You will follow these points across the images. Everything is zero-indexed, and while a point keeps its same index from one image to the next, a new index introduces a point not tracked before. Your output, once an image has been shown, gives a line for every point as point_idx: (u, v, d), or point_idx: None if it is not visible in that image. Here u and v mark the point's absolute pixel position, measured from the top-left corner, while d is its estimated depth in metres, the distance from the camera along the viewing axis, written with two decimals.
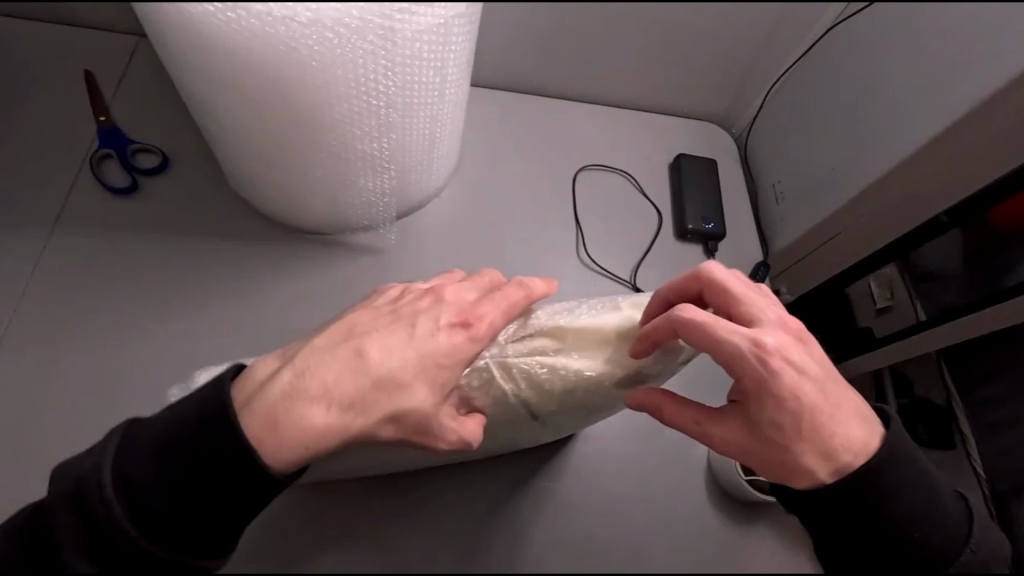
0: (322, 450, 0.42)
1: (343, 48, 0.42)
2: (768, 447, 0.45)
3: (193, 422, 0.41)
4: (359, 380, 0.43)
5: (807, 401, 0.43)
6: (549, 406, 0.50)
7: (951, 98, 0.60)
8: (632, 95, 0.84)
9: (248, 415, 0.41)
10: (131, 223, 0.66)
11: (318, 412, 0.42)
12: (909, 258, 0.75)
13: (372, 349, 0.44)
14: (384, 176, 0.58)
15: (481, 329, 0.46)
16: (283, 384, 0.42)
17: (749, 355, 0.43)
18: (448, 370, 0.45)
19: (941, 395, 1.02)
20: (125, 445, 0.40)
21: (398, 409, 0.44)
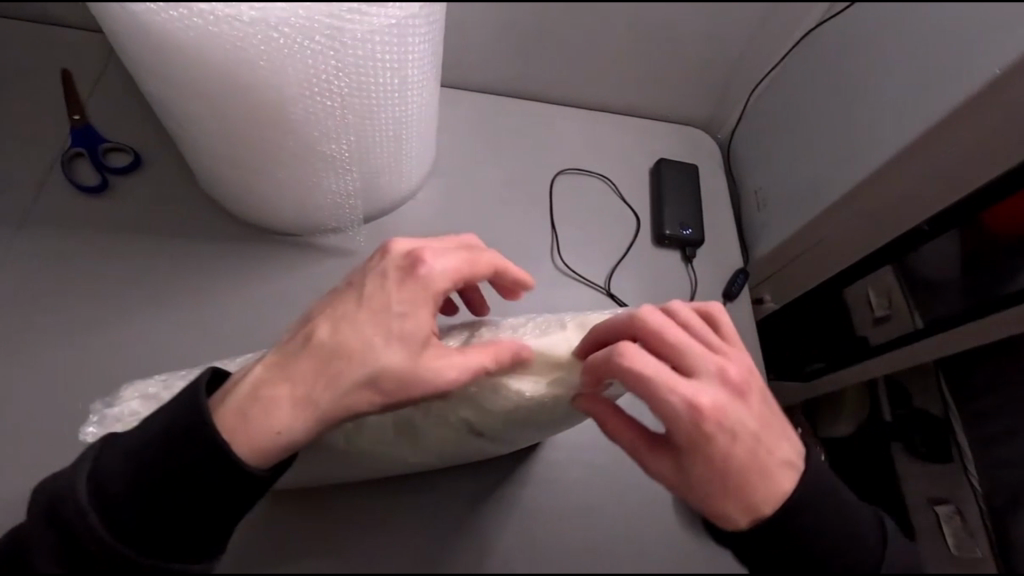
0: (297, 442, 0.44)
1: (291, 49, 0.42)
2: (693, 495, 0.44)
3: (161, 432, 0.42)
4: (316, 360, 0.44)
5: (737, 458, 0.41)
6: (492, 423, 0.49)
7: (927, 101, 0.59)
8: (613, 99, 0.83)
9: (221, 412, 0.44)
10: (100, 221, 0.66)
11: (285, 396, 0.44)
12: (909, 266, 0.80)
13: (323, 328, 0.45)
14: (348, 179, 0.57)
15: (430, 276, 0.45)
16: (255, 379, 0.45)
17: (683, 412, 0.41)
18: (412, 317, 0.44)
19: (939, 406, 1.04)
20: (101, 459, 0.42)
21: (370, 369, 0.43)
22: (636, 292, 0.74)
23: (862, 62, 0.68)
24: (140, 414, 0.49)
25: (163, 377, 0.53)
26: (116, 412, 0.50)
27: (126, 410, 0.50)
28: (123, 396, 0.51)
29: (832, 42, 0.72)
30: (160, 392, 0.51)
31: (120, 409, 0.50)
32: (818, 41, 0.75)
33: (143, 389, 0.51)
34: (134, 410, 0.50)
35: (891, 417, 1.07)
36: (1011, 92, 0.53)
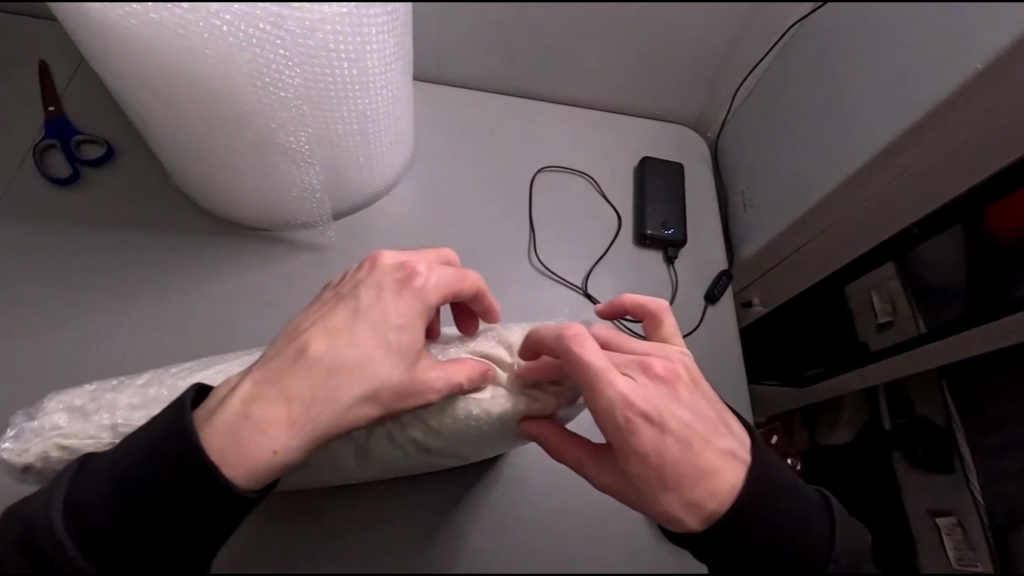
0: (292, 461, 0.41)
1: (235, 36, 0.42)
2: (634, 494, 0.44)
3: (146, 452, 0.39)
4: (314, 374, 0.41)
5: (671, 456, 0.42)
6: (440, 445, 0.49)
7: (910, 99, 0.57)
8: (597, 96, 0.82)
9: (210, 430, 0.40)
10: (71, 212, 0.66)
11: (281, 414, 0.41)
12: (910, 264, 0.76)
13: (316, 340, 0.42)
14: (311, 171, 0.57)
15: (425, 289, 0.44)
16: (243, 395, 0.41)
17: (614, 406, 0.42)
18: (409, 330, 0.43)
19: (941, 415, 0.95)
20: (77, 480, 0.39)
21: (371, 384, 0.41)
22: (614, 292, 0.73)
23: (850, 58, 0.65)
24: (62, 430, 0.45)
25: (93, 387, 0.48)
26: (37, 425, 0.45)
27: (47, 424, 0.45)
28: (47, 408, 0.46)
29: (818, 38, 0.71)
30: (87, 405, 0.46)
31: (41, 422, 0.45)
32: (805, 36, 0.73)
33: (69, 401, 0.47)
34: (56, 424, 0.45)
35: (892, 426, 1.01)
36: (996, 88, 0.51)
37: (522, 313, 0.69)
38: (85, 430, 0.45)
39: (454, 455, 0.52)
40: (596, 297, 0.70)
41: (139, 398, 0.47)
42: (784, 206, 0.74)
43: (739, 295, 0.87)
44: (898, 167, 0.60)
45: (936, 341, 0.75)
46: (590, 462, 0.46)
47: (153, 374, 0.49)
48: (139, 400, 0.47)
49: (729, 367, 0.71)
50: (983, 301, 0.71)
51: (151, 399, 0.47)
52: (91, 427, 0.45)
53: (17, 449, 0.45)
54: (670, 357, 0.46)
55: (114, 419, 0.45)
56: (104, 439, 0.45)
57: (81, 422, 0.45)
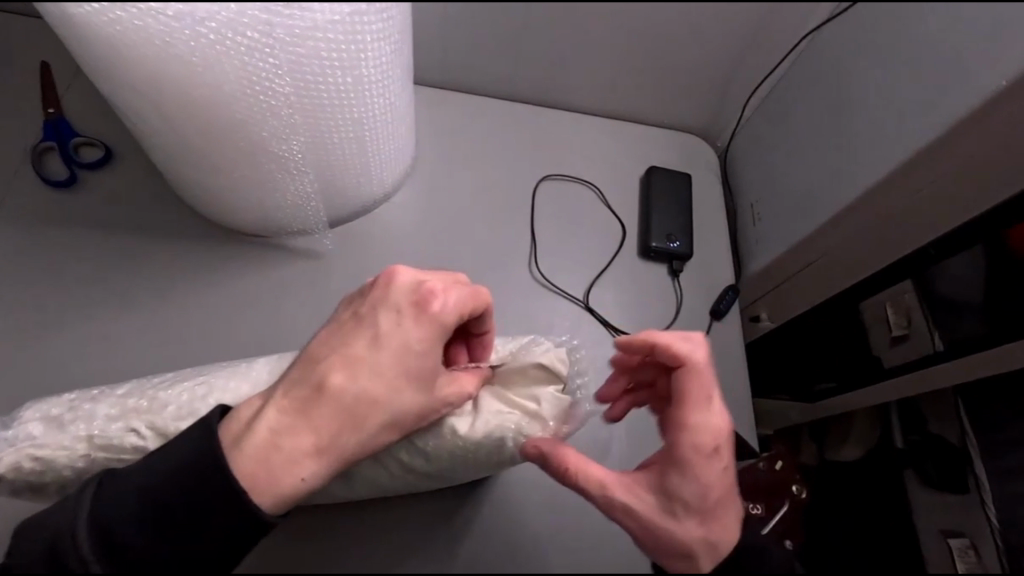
0: (317, 486, 0.40)
1: (221, 43, 0.41)
2: (661, 518, 0.42)
3: (181, 471, 0.36)
4: (338, 403, 0.40)
5: (721, 491, 0.41)
6: (431, 470, 0.48)
7: (928, 116, 0.55)
8: (604, 103, 0.80)
9: (239, 457, 0.37)
10: (69, 214, 0.65)
11: (306, 442, 0.39)
12: (926, 279, 0.71)
13: (337, 368, 0.40)
14: (305, 178, 0.56)
15: (443, 312, 0.41)
16: (269, 423, 0.39)
17: (708, 430, 0.41)
18: (430, 355, 0.41)
19: (957, 434, 0.88)
20: (101, 500, 0.36)
21: (394, 414, 0.41)
22: (616, 306, 0.71)
23: (864, 70, 0.63)
24: (35, 440, 0.44)
25: (73, 396, 0.47)
26: (10, 434, 0.45)
27: (21, 435, 0.44)
28: (24, 416, 0.46)
29: (832, 47, 0.68)
30: (64, 416, 0.45)
31: (16, 431, 0.45)
32: (820, 46, 0.70)
33: (46, 410, 0.46)
34: (31, 434, 0.45)
35: (903, 444, 0.94)
36: (1018, 106, 0.49)
37: (521, 325, 0.67)
38: (60, 441, 0.44)
39: (446, 476, 0.51)
40: (597, 310, 0.68)
41: (117, 409, 0.45)
42: (795, 220, 0.71)
43: (745, 309, 0.84)
44: (912, 183, 0.57)
45: (952, 359, 0.69)
46: (612, 486, 0.43)
47: (135, 384, 0.48)
48: (116, 410, 0.45)
49: (734, 384, 0.69)
50: (1001, 321, 0.66)
51: (130, 410, 0.45)
52: (68, 438, 0.44)
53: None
54: None
55: (90, 429, 0.44)
56: (78, 451, 0.44)
57: (57, 432, 0.44)
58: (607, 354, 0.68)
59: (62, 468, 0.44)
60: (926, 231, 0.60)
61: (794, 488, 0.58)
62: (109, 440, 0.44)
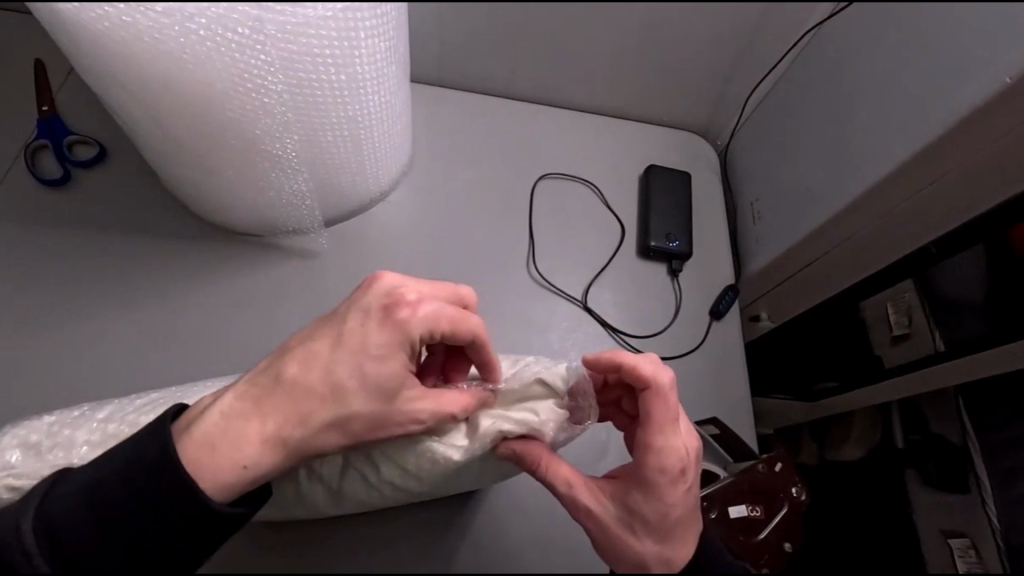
0: (262, 477, 0.39)
1: (212, 41, 0.41)
2: (622, 529, 0.44)
3: (127, 470, 0.36)
4: (291, 395, 0.40)
5: (680, 512, 0.43)
6: (417, 485, 0.47)
7: (930, 114, 0.54)
8: (602, 101, 0.80)
9: (186, 440, 0.38)
10: (61, 215, 0.65)
11: (254, 431, 0.39)
12: (927, 278, 0.71)
13: (297, 362, 0.41)
14: (299, 178, 0.56)
15: (409, 319, 0.40)
16: (223, 407, 0.40)
17: (672, 452, 0.43)
18: (390, 361, 0.40)
19: (958, 433, 0.84)
20: (48, 503, 0.36)
21: (342, 413, 0.40)
22: (614, 306, 0.70)
23: (863, 68, 0.63)
24: (14, 470, 0.43)
25: (52, 420, 0.46)
26: None
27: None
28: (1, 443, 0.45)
29: (832, 43, 0.67)
30: (42, 442, 0.44)
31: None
32: (819, 43, 0.70)
33: (25, 436, 0.45)
34: (9, 463, 0.44)
35: (904, 444, 0.91)
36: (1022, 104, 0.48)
37: (518, 325, 0.67)
38: (37, 470, 0.43)
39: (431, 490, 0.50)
40: (594, 310, 0.68)
41: (98, 435, 0.45)
42: (796, 219, 0.71)
43: (745, 309, 0.83)
44: (913, 182, 0.57)
45: (953, 359, 0.69)
46: (580, 489, 0.45)
47: (115, 408, 0.47)
48: (97, 437, 0.45)
49: (735, 384, 0.69)
50: (1004, 321, 0.65)
51: (109, 436, 0.44)
52: (44, 467, 0.43)
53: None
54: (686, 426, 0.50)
55: (68, 460, 0.43)
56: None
57: (35, 460, 0.44)
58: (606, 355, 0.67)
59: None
60: (927, 230, 0.59)
61: (791, 489, 0.57)
62: None
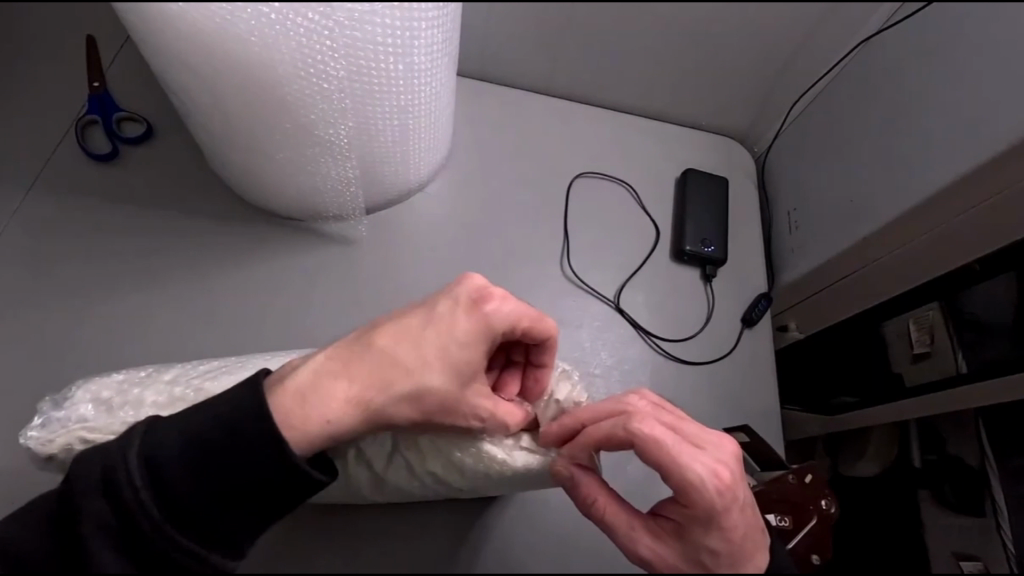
0: (341, 435, 0.41)
1: (282, 24, 0.42)
2: (694, 568, 0.42)
3: (241, 426, 0.37)
4: (374, 360, 0.41)
5: (740, 529, 0.41)
6: (459, 480, 0.49)
7: (986, 135, 0.53)
8: (643, 101, 0.79)
9: (279, 392, 0.40)
10: (111, 187, 0.66)
11: (340, 390, 0.41)
12: (954, 303, 0.70)
13: (385, 334, 0.42)
14: (346, 163, 0.56)
15: (495, 316, 0.42)
16: (313, 363, 0.42)
17: (710, 481, 0.40)
18: (472, 349, 0.41)
19: (976, 454, 0.77)
20: (152, 452, 0.36)
21: (419, 386, 0.41)
22: (647, 308, 0.70)
23: (915, 81, 0.62)
24: (87, 422, 0.44)
25: (122, 378, 0.48)
26: (63, 416, 0.45)
27: (71, 416, 0.44)
28: (74, 397, 0.46)
29: (884, 54, 0.66)
30: (114, 399, 0.46)
31: (68, 412, 0.45)
32: (869, 54, 0.69)
33: (97, 391, 0.46)
34: (82, 416, 0.44)
35: (921, 464, 0.84)
36: None
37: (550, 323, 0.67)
38: (111, 425, 0.44)
39: (475, 487, 0.51)
40: (626, 311, 0.68)
41: (165, 396, 0.46)
42: (836, 230, 0.70)
43: (774, 319, 0.83)
44: (962, 202, 0.56)
45: (978, 381, 0.65)
46: (641, 530, 0.43)
47: (180, 371, 0.49)
48: (165, 398, 0.46)
49: (764, 393, 0.69)
50: None
51: (177, 398, 0.46)
52: (116, 423, 0.44)
53: (42, 439, 0.44)
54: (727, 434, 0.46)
55: (138, 417, 0.45)
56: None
57: (107, 415, 0.45)
58: (636, 356, 0.67)
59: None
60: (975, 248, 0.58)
61: (821, 502, 0.56)
62: None
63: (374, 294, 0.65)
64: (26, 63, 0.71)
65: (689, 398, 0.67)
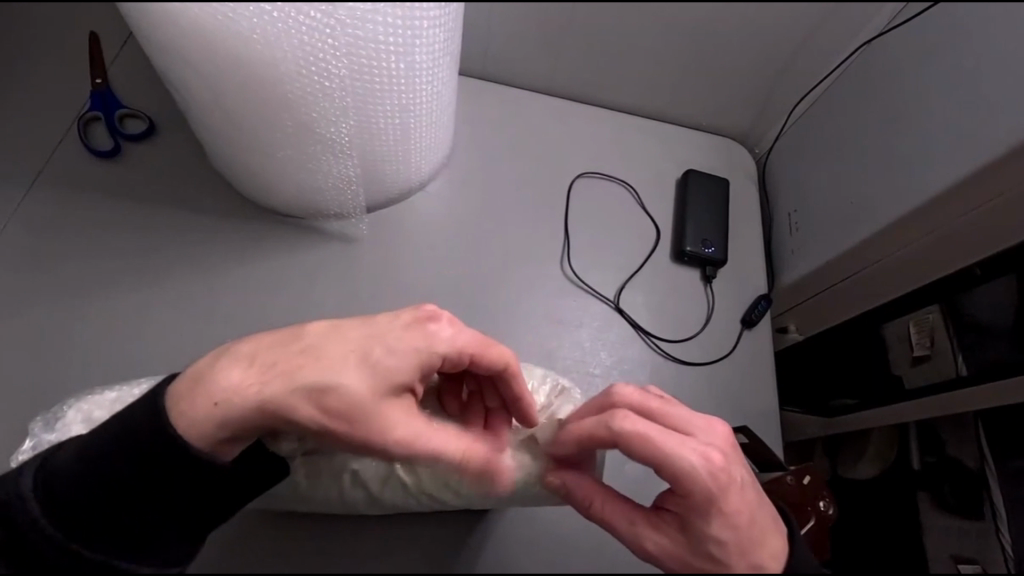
0: (228, 423, 0.39)
1: (284, 22, 0.42)
2: (705, 563, 0.43)
3: (115, 436, 0.39)
4: (288, 355, 0.41)
5: (745, 513, 0.42)
6: (454, 499, 0.51)
7: (986, 137, 0.53)
8: (644, 101, 0.79)
9: (182, 377, 0.40)
10: (111, 184, 0.66)
11: (237, 375, 0.40)
12: (954, 305, 0.70)
13: (310, 334, 0.42)
14: (348, 161, 0.56)
15: (439, 335, 0.43)
16: (222, 351, 0.42)
17: (699, 467, 0.41)
18: (399, 356, 0.42)
19: (975, 456, 0.76)
20: (44, 475, 0.38)
21: (329, 385, 0.40)
22: (646, 308, 0.70)
23: (916, 83, 0.62)
24: None
25: (113, 397, 0.49)
26: (55, 437, 0.47)
27: (63, 436, 0.46)
28: (66, 418, 0.48)
29: (885, 56, 0.66)
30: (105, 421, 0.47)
31: (59, 435, 0.47)
32: (870, 56, 0.69)
33: (89, 411, 0.48)
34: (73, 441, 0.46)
35: (920, 466, 0.83)
36: None
37: (550, 322, 0.67)
38: None
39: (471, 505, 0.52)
40: (626, 311, 0.68)
41: None
42: (836, 232, 0.70)
43: (774, 320, 0.83)
44: (961, 204, 0.56)
45: (978, 384, 0.65)
46: (644, 525, 0.44)
47: None
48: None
49: (763, 394, 0.69)
50: None
51: None
52: None
53: None
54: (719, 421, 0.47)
55: None
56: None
57: None
58: (635, 356, 0.68)
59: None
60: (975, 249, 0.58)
61: (820, 503, 0.57)
62: None
63: (376, 293, 0.65)
64: (30, 61, 0.71)
65: (688, 398, 0.67)
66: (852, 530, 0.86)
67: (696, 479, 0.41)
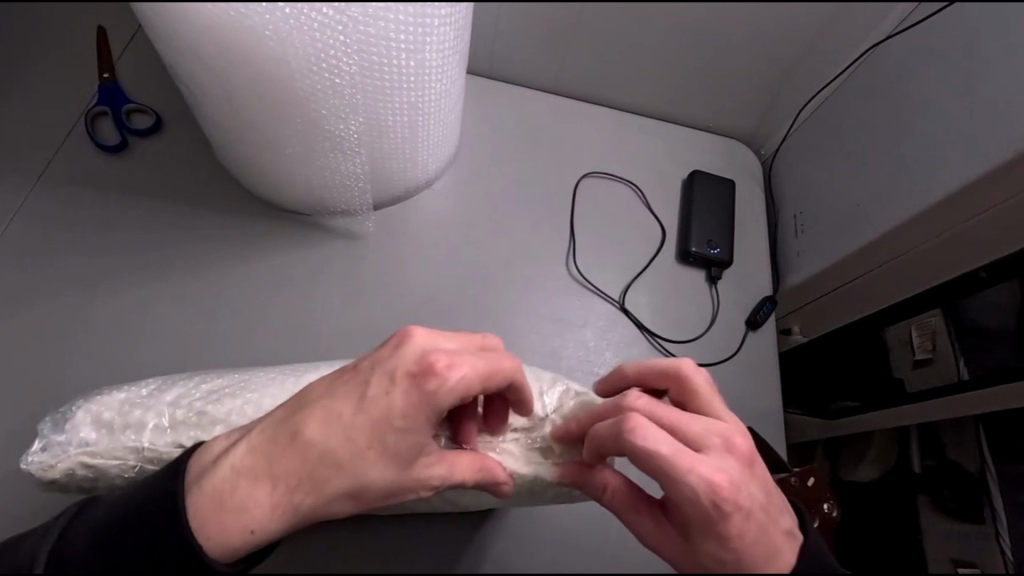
0: (273, 537, 0.40)
1: (297, 18, 0.42)
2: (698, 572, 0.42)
3: (139, 514, 0.38)
4: (305, 461, 0.39)
5: (749, 535, 0.40)
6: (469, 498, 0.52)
7: (990, 143, 0.53)
8: (650, 101, 0.79)
9: (197, 491, 0.39)
10: (117, 180, 0.66)
11: (264, 494, 0.39)
12: (955, 308, 0.69)
13: (312, 427, 0.39)
14: (355, 158, 0.56)
15: (439, 390, 0.38)
16: (235, 463, 0.40)
17: (703, 491, 0.39)
18: (410, 434, 0.39)
19: (975, 460, 0.76)
20: (67, 537, 0.38)
21: (357, 483, 0.39)
22: (650, 309, 0.70)
23: (922, 87, 0.62)
24: (90, 446, 0.47)
25: (122, 399, 0.49)
26: (65, 439, 0.47)
27: (72, 437, 0.47)
28: (74, 419, 0.48)
29: (891, 59, 0.66)
30: (116, 421, 0.47)
31: (68, 436, 0.47)
32: (877, 59, 0.69)
33: (97, 412, 0.48)
34: (83, 440, 0.47)
35: (921, 469, 0.83)
36: None
37: (555, 323, 0.67)
38: (113, 450, 0.47)
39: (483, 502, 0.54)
40: (631, 312, 0.68)
41: (168, 420, 0.48)
42: (841, 234, 0.70)
43: (778, 321, 0.83)
44: (965, 210, 0.56)
45: (982, 386, 0.64)
46: (642, 524, 0.44)
47: (182, 388, 0.50)
48: (167, 422, 0.48)
49: (767, 396, 0.69)
50: None
51: (178, 422, 0.48)
52: (120, 446, 0.47)
53: (44, 463, 0.46)
54: (744, 435, 0.44)
55: (138, 441, 0.47)
56: (129, 461, 0.47)
57: (109, 438, 0.47)
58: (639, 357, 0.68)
59: (113, 476, 0.47)
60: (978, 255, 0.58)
61: (824, 505, 0.57)
62: (159, 453, 0.47)
63: (380, 291, 0.65)
64: (33, 59, 0.71)
65: None
66: (853, 530, 0.85)
67: (697, 502, 0.39)
